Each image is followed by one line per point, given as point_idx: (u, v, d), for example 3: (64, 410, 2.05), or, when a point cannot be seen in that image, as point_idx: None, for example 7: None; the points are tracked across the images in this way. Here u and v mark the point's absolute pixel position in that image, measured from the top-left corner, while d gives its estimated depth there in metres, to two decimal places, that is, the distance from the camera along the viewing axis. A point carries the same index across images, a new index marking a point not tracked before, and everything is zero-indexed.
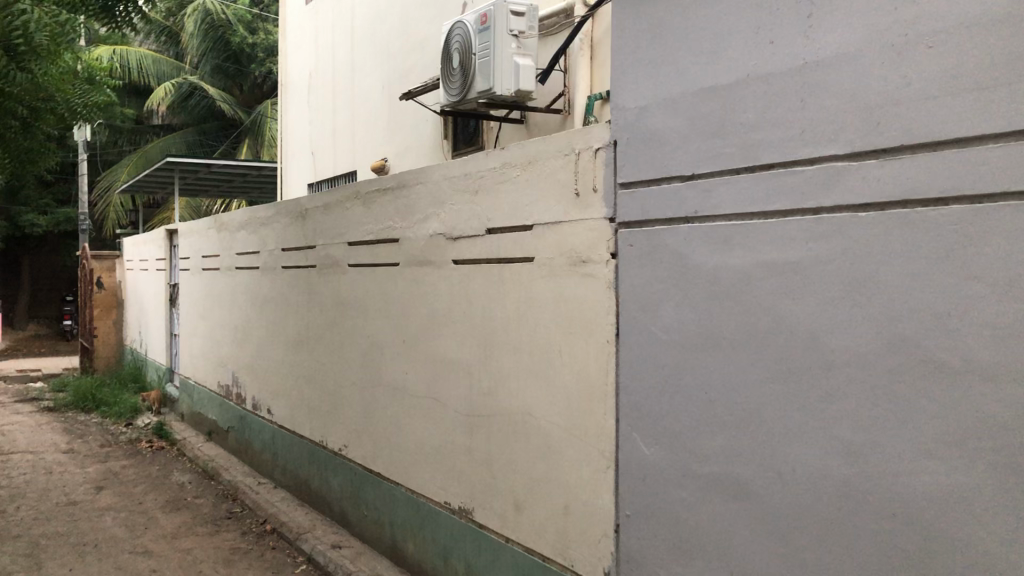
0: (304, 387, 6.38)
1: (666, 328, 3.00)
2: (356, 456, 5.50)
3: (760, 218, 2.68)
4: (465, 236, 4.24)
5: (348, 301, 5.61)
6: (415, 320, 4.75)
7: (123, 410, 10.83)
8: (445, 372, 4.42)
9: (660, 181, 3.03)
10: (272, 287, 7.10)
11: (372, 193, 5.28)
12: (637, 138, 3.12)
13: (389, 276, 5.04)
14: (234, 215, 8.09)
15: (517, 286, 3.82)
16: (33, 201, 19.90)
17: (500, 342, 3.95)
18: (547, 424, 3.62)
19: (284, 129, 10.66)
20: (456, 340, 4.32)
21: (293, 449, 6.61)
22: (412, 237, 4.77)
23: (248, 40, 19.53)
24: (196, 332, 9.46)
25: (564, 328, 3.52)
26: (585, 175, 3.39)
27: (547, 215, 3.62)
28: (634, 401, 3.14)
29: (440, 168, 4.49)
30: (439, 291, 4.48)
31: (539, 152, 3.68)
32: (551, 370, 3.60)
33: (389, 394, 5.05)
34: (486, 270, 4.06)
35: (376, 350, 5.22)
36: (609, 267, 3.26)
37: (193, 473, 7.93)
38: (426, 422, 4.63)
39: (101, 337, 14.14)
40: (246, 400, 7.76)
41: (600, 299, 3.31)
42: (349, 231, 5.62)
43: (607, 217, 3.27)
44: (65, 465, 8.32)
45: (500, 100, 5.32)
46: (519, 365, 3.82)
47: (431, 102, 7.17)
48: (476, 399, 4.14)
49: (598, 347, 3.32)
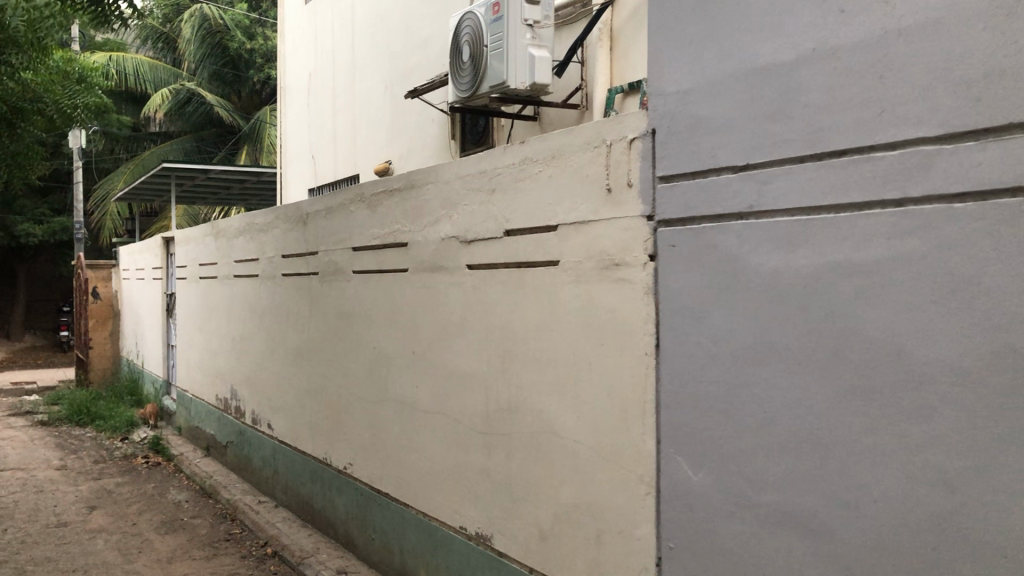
0: (306, 401, 6.04)
1: (716, 337, 2.67)
2: (362, 475, 5.16)
3: (829, 212, 2.35)
4: (480, 239, 3.91)
5: (352, 310, 5.28)
6: (425, 330, 4.42)
7: (119, 424, 10.49)
8: (459, 387, 4.09)
9: (707, 173, 2.71)
10: (271, 296, 6.77)
11: (378, 195, 4.94)
12: (679, 126, 2.80)
13: (397, 283, 4.70)
14: (232, 221, 7.78)
15: (539, 293, 3.49)
16: (29, 210, 19.60)
17: (519, 353, 3.62)
18: (575, 443, 3.29)
19: (282, 134, 10.34)
20: (471, 352, 3.99)
21: (294, 465, 6.28)
22: (422, 241, 4.44)
23: (246, 46, 19.29)
24: (194, 343, 9.13)
25: (593, 338, 3.18)
26: (617, 169, 3.06)
27: (573, 214, 3.29)
28: (677, 420, 2.81)
29: (452, 166, 4.16)
30: (451, 299, 4.15)
31: (563, 145, 3.35)
32: (579, 385, 3.26)
33: (398, 409, 4.71)
34: (503, 275, 3.73)
35: (382, 362, 4.88)
36: (646, 270, 2.93)
37: (191, 491, 7.59)
38: (438, 440, 4.29)
39: (97, 348, 13.80)
40: (245, 414, 7.43)
41: (636, 307, 2.98)
42: (354, 235, 5.29)
43: (644, 214, 2.94)
44: (57, 482, 7.98)
45: (513, 95, 4.99)
46: (542, 379, 3.48)
47: (436, 100, 6.85)
48: (494, 416, 3.80)
49: (634, 359, 2.99)
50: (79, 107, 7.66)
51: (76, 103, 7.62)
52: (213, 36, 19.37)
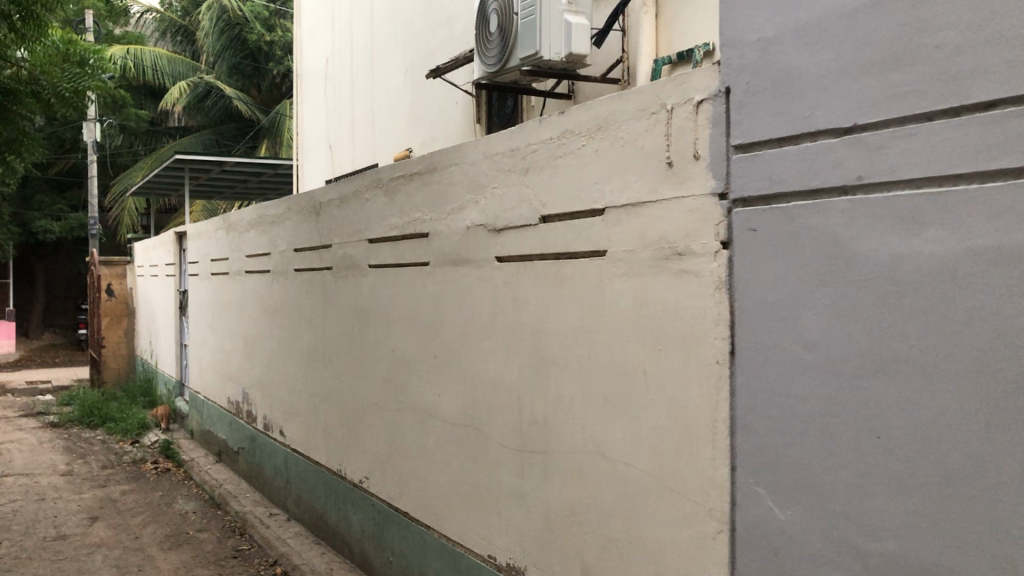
0: (320, 407, 5.56)
1: (811, 342, 2.15)
2: (379, 490, 4.67)
3: (971, 183, 1.83)
4: (511, 228, 3.39)
5: (369, 308, 4.78)
6: (448, 331, 3.92)
7: (130, 426, 10.08)
8: (487, 397, 3.58)
9: (800, 139, 2.18)
10: (283, 293, 6.29)
11: (397, 179, 4.44)
12: (762, 82, 2.28)
13: (417, 277, 4.20)
14: (243, 213, 7.30)
15: (581, 289, 2.97)
16: (46, 207, 19.30)
17: (557, 359, 3.11)
18: (627, 466, 2.77)
19: (297, 123, 9.87)
20: (501, 357, 3.47)
21: (307, 477, 5.80)
22: (444, 230, 3.94)
23: (265, 38, 18.83)
24: (206, 343, 8.68)
25: (650, 344, 2.66)
26: (679, 139, 2.54)
27: (624, 195, 2.76)
28: (758, 444, 2.29)
29: (479, 144, 3.64)
30: (478, 296, 3.64)
31: (611, 113, 2.83)
32: (631, 398, 2.75)
33: (418, 419, 4.21)
34: (538, 268, 3.21)
35: (401, 366, 4.39)
36: (718, 261, 2.41)
37: (199, 501, 7.13)
38: (463, 455, 3.78)
39: (111, 347, 13.42)
40: (257, 419, 6.96)
41: (705, 306, 2.46)
42: (370, 226, 4.79)
43: (715, 192, 2.42)
44: (61, 490, 7.55)
45: (547, 69, 4.47)
46: (585, 390, 2.96)
47: (460, 80, 6.34)
48: (528, 430, 3.29)
49: (700, 369, 2.48)
50: (82, 91, 7.00)
51: (77, 87, 6.96)
52: (232, 28, 18.97)
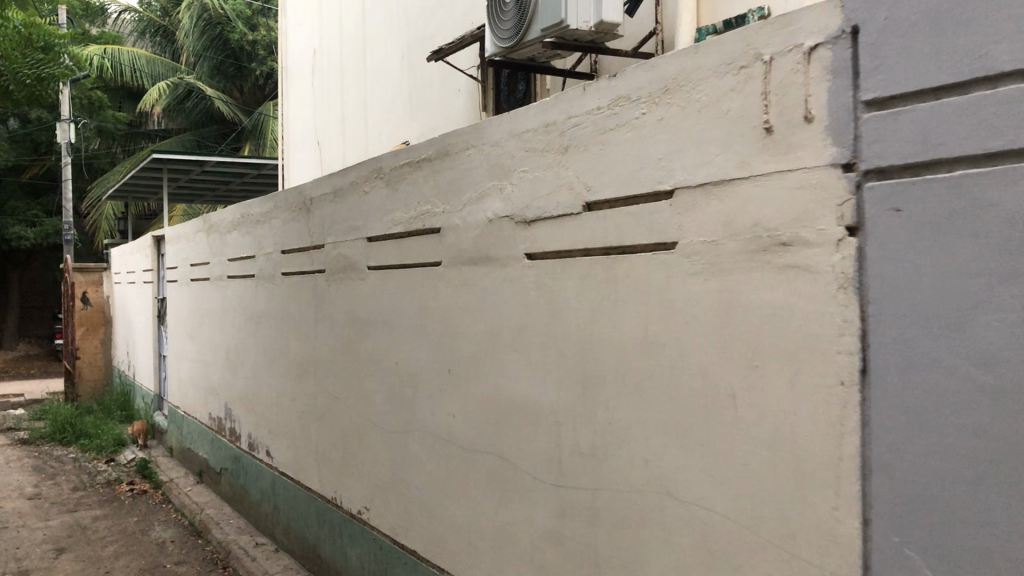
0: (311, 427, 4.97)
1: (988, 358, 1.60)
2: (381, 524, 4.09)
3: None
4: (545, 218, 2.83)
5: (368, 316, 4.21)
6: (464, 342, 3.35)
7: (105, 443, 9.45)
8: (516, 422, 3.01)
9: (968, 86, 1.64)
10: (270, 300, 5.71)
11: (403, 169, 3.87)
12: (911, 12, 1.73)
13: (427, 279, 3.63)
14: (226, 213, 6.72)
15: (640, 290, 2.41)
16: (20, 212, 18.59)
17: (608, 378, 2.55)
18: (707, 513, 2.21)
19: (283, 119, 9.27)
20: (534, 373, 2.91)
21: (296, 504, 5.21)
22: (459, 225, 3.38)
23: (247, 37, 18.21)
24: (184, 354, 8.07)
25: (740, 360, 2.11)
26: (783, 96, 2.00)
27: (700, 171, 2.21)
28: (904, 491, 1.74)
29: (503, 121, 3.08)
30: (504, 301, 3.07)
31: (682, 71, 2.28)
32: (711, 426, 2.19)
33: (428, 444, 3.64)
34: (582, 266, 2.65)
35: (407, 382, 3.82)
36: (841, 252, 1.86)
37: (178, 528, 6.52)
38: (484, 489, 3.21)
39: (87, 358, 12.75)
40: (241, 438, 6.35)
41: (822, 311, 1.91)
42: (370, 222, 4.22)
43: (838, 162, 1.87)
44: (25, 516, 6.92)
45: (572, 41, 3.92)
46: (647, 416, 2.41)
47: (463, 65, 5.77)
48: (570, 463, 2.72)
49: (815, 393, 1.92)
50: (45, 78, 6.53)
51: (41, 74, 6.49)
52: (213, 28, 18.35)
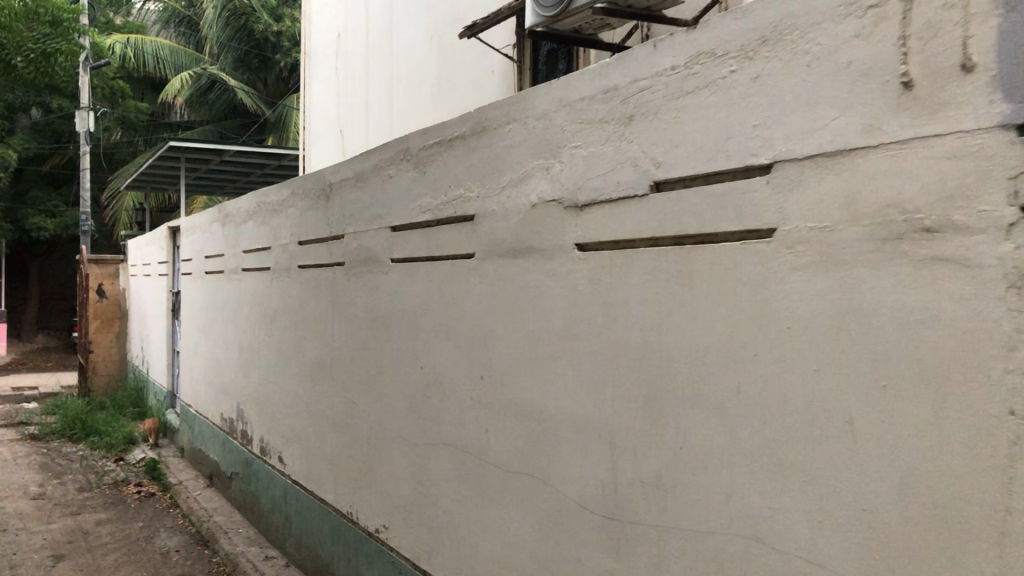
0: (326, 434, 4.56)
1: None
2: (400, 545, 3.68)
3: None
4: (601, 201, 2.40)
5: (390, 313, 3.80)
6: (500, 345, 2.92)
7: (116, 441, 9.11)
8: (560, 441, 2.59)
9: None
10: (286, 294, 5.30)
11: (433, 149, 3.44)
12: None
13: (458, 272, 3.21)
14: (242, 202, 6.33)
15: (725, 288, 1.98)
16: (41, 203, 18.38)
17: (680, 395, 2.12)
18: (812, 566, 1.77)
19: (305, 104, 8.89)
20: (584, 385, 2.48)
21: (308, 516, 4.81)
22: (497, 212, 2.95)
23: (272, 29, 17.76)
24: (198, 350, 7.69)
25: (861, 377, 1.67)
26: (929, 40, 1.56)
27: (812, 139, 1.78)
28: None
29: (551, 89, 2.64)
30: (549, 299, 2.64)
31: (787, 16, 1.84)
32: (819, 460, 1.76)
33: (456, 459, 3.22)
34: (647, 258, 2.22)
35: (434, 389, 3.40)
36: (1014, 240, 1.42)
37: (184, 536, 6.15)
38: (521, 517, 2.79)
39: (102, 352, 12.42)
40: (253, 442, 5.95)
41: (984, 316, 1.46)
42: (394, 210, 3.80)
43: (1012, 123, 1.43)
44: (27, 518, 6.57)
45: (626, 7, 3.48)
46: (732, 443, 1.97)
47: (497, 43, 5.34)
48: (629, 494, 2.29)
49: (975, 424, 1.47)
50: (51, 53, 6.37)
51: (46, 48, 6.31)
52: (238, 18, 18.04)
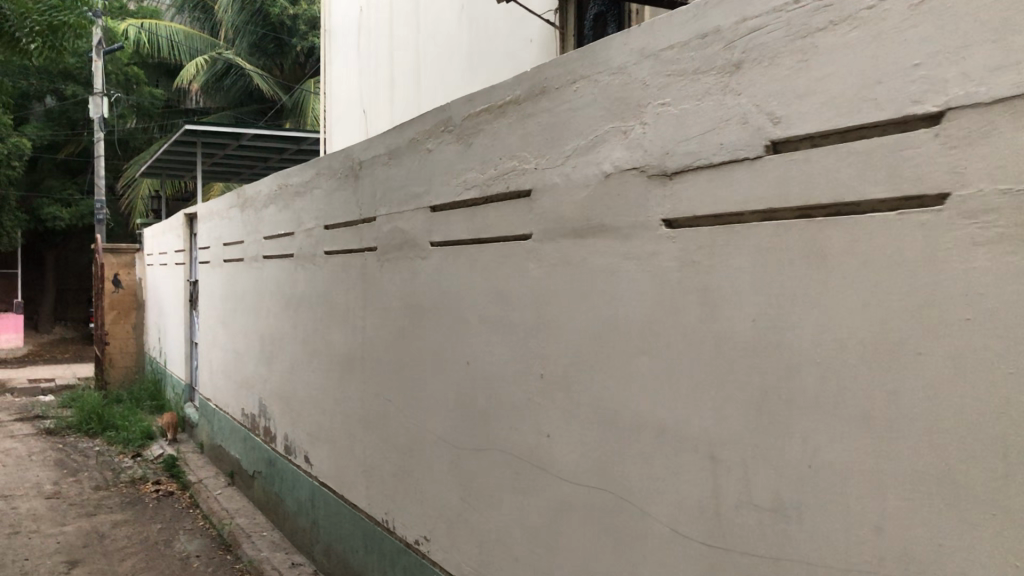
0: (357, 434, 4.20)
1: None
2: (444, 559, 3.31)
3: None
4: (697, 168, 2.01)
5: (430, 302, 3.42)
6: (565, 338, 2.54)
7: (133, 437, 8.78)
8: (643, 452, 2.20)
9: None
10: (311, 283, 4.94)
11: (480, 118, 3.06)
12: None
13: (511, 256, 2.83)
14: (262, 185, 5.97)
15: (876, 269, 1.58)
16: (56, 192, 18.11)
17: (808, 403, 1.73)
18: None
19: (326, 85, 8.52)
20: (675, 387, 2.09)
21: (338, 523, 4.45)
22: (560, 185, 2.56)
23: (288, 12, 17.42)
24: (217, 342, 7.35)
25: None
26: None
27: (1003, 77, 1.38)
28: None
29: (629, 39, 2.25)
30: (628, 286, 2.25)
31: None
32: (1014, 490, 1.37)
33: (511, 466, 2.84)
34: (762, 234, 1.83)
35: (482, 387, 3.02)
36: None
37: (205, 539, 5.82)
38: (592, 537, 2.41)
39: (118, 343, 12.12)
40: (277, 439, 5.60)
41: None
42: (434, 187, 3.42)
43: None
44: (40, 519, 6.26)
45: None
46: (884, 463, 1.58)
47: (536, 9, 4.95)
48: (739, 520, 1.90)
49: None
50: (57, 27, 5.98)
51: (53, 22, 5.93)
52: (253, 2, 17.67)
